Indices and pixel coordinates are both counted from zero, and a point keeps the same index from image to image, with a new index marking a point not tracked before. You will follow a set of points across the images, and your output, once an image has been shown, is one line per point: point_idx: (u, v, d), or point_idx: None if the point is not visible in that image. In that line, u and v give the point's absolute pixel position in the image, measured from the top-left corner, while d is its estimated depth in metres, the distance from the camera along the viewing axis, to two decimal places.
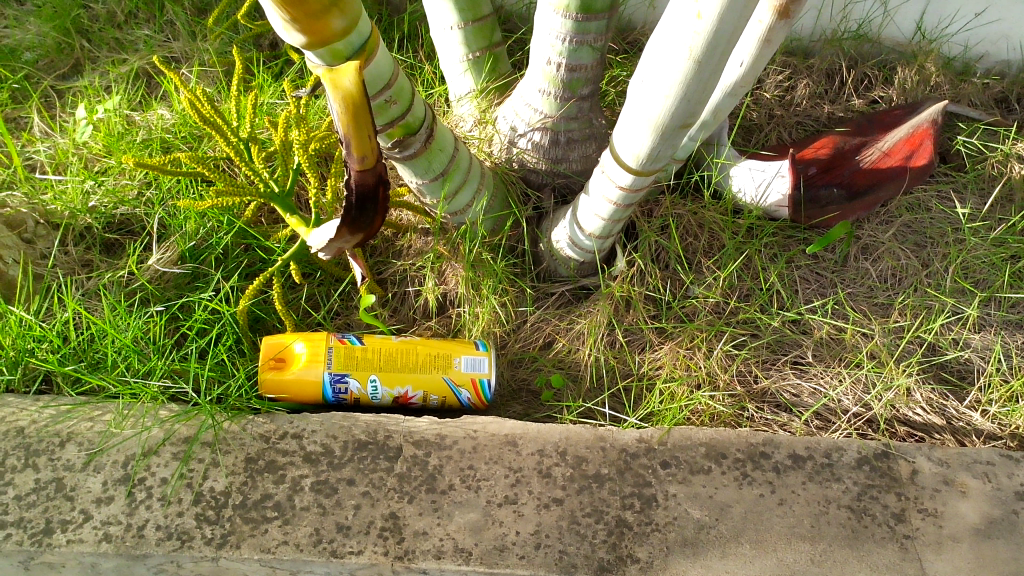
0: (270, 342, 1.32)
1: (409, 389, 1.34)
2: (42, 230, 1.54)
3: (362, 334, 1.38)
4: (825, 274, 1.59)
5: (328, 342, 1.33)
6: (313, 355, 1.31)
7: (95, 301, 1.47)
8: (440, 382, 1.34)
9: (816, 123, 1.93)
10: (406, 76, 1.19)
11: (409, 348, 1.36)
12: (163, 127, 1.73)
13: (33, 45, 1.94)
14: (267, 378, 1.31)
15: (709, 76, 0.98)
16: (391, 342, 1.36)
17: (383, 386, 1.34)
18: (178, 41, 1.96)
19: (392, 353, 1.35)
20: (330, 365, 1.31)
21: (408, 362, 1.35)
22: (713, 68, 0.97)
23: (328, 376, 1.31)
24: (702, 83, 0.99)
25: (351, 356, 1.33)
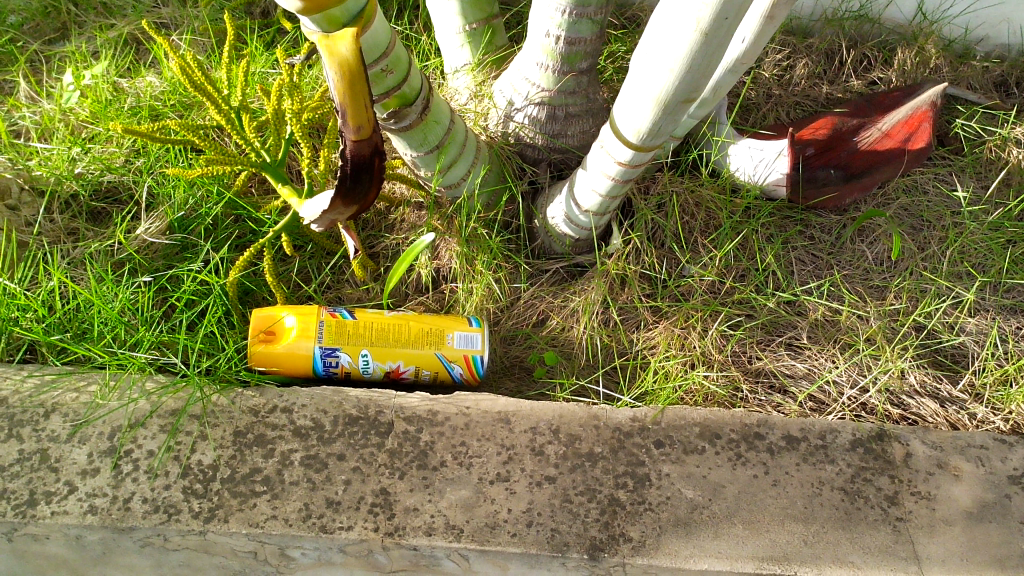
0: (259, 314, 1.30)
1: (400, 364, 1.33)
2: (26, 197, 1.51)
3: (353, 308, 1.36)
4: (820, 256, 1.59)
5: (318, 316, 1.31)
6: (304, 330, 1.29)
7: (81, 271, 1.42)
8: (432, 358, 1.33)
9: (815, 103, 1.92)
10: (402, 46, 1.19)
11: (401, 323, 1.34)
12: (152, 95, 1.69)
13: (18, 8, 1.91)
14: (256, 352, 1.29)
15: (714, 49, 0.97)
16: (383, 317, 1.35)
17: (375, 360, 1.32)
18: (167, 7, 1.93)
19: (385, 329, 1.33)
20: (321, 339, 1.30)
21: (400, 335, 1.33)
22: (720, 41, 0.96)
23: (319, 350, 1.29)
24: (709, 56, 0.98)
25: (343, 330, 1.31)
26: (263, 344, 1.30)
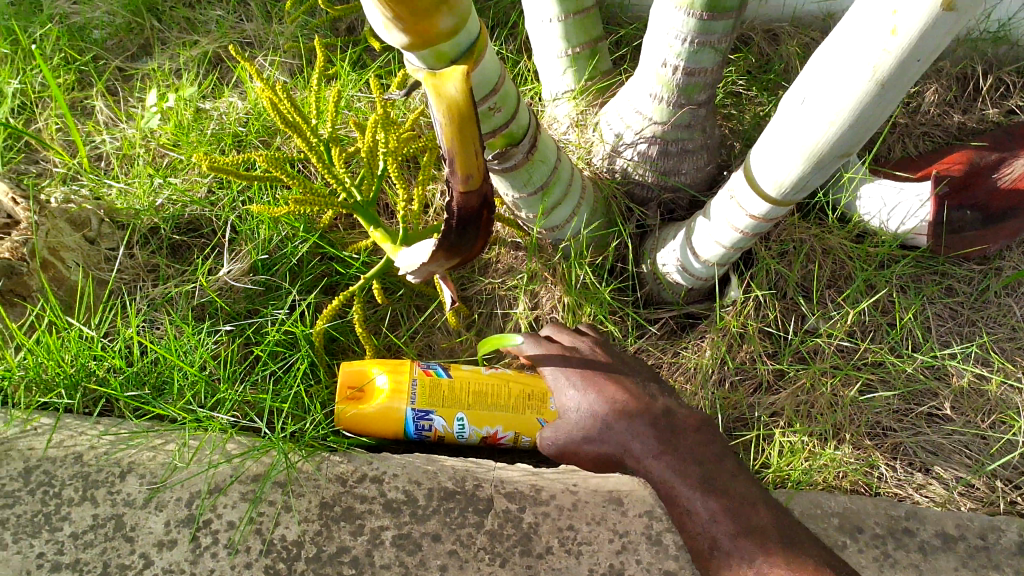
0: (348, 369, 1.19)
1: (498, 429, 1.20)
2: (106, 229, 1.40)
3: (448, 362, 1.24)
4: (962, 311, 1.42)
5: (411, 375, 1.19)
6: (396, 390, 1.18)
7: (160, 315, 1.33)
8: (534, 425, 1.20)
9: (946, 134, 1.75)
10: (511, 80, 1.07)
11: (500, 384, 1.21)
12: (236, 119, 1.61)
13: (102, 23, 1.85)
14: (343, 411, 1.18)
15: (890, 99, 0.83)
16: (481, 376, 1.22)
17: (471, 425, 1.20)
18: (252, 23, 1.86)
19: (483, 391, 1.20)
20: (414, 400, 1.18)
21: (499, 398, 1.20)
22: (898, 89, 0.82)
23: (410, 413, 1.17)
24: (881, 107, 0.84)
25: (438, 391, 1.19)
26: (350, 402, 1.19)
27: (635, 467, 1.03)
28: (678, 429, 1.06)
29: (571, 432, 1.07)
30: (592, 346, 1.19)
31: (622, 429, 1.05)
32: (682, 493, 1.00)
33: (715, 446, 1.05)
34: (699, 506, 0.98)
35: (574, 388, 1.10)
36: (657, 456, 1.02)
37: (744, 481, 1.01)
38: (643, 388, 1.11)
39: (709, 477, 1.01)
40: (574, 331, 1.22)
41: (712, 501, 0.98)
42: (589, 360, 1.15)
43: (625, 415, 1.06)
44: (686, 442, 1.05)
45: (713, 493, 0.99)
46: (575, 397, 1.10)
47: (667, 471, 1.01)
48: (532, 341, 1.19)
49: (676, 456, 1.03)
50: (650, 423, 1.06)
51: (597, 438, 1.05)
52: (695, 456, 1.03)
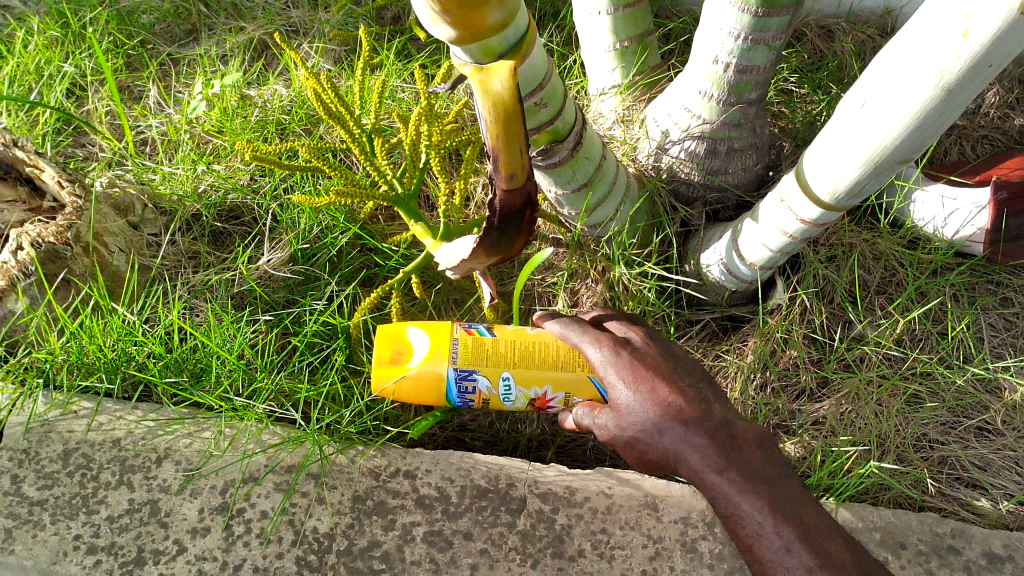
0: (385, 328, 1.11)
1: (547, 390, 1.09)
2: (150, 214, 1.41)
3: (491, 321, 1.14)
4: (1018, 322, 1.36)
5: (452, 335, 1.10)
6: (435, 351, 1.08)
7: (200, 302, 1.34)
8: (588, 385, 1.08)
9: (1006, 137, 1.69)
10: (559, 75, 1.06)
11: (547, 342, 1.10)
12: (280, 106, 1.61)
13: (150, 8, 1.86)
14: (379, 375, 1.09)
15: (956, 106, 0.80)
16: (526, 334, 1.11)
17: (518, 386, 1.09)
18: (298, 9, 1.86)
19: (530, 349, 1.10)
20: (455, 360, 1.08)
21: (547, 356, 1.09)
22: (965, 96, 0.78)
23: (452, 374, 1.08)
24: (946, 112, 0.81)
25: (481, 350, 1.09)
26: (387, 366, 1.10)
27: (689, 475, 0.94)
28: (742, 441, 0.95)
29: (623, 428, 0.97)
30: (643, 337, 1.05)
31: (677, 436, 0.94)
32: (742, 507, 0.91)
33: (777, 461, 0.95)
34: (762, 523, 0.90)
35: (626, 384, 0.98)
36: (715, 466, 0.93)
37: (809, 503, 0.93)
38: (701, 387, 0.99)
39: (774, 491, 0.92)
40: (630, 321, 1.09)
41: (779, 522, 0.89)
42: (642, 354, 1.01)
43: (683, 417, 0.95)
44: (750, 454, 0.94)
45: (780, 515, 0.90)
46: (628, 392, 0.97)
47: (729, 486, 0.92)
48: (575, 327, 1.06)
49: (740, 468, 0.93)
50: (712, 428, 0.95)
51: (652, 438, 0.95)
52: (760, 471, 0.93)
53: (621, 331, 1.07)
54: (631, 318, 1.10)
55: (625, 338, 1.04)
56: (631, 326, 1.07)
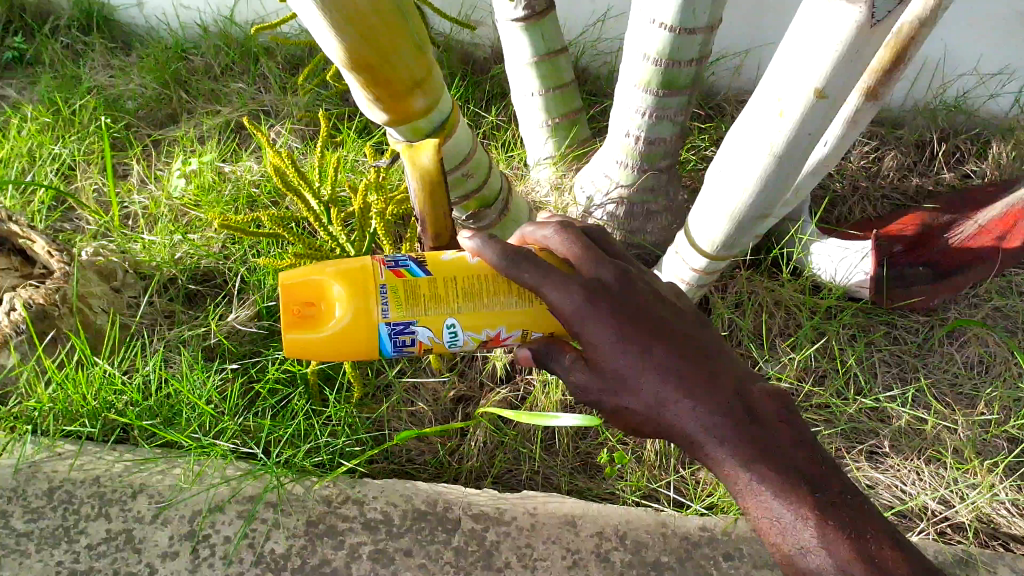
0: (291, 282, 0.94)
1: (500, 331, 0.98)
2: (131, 279, 1.56)
3: (422, 253, 0.99)
4: (905, 358, 1.55)
5: (377, 282, 0.94)
6: (359, 306, 0.94)
7: (174, 354, 1.49)
8: (544, 318, 0.98)
9: (904, 196, 1.88)
10: (483, 150, 1.24)
11: (493, 273, 0.97)
12: (251, 181, 1.79)
13: (134, 95, 2.06)
14: (294, 336, 0.94)
15: (790, 170, 0.98)
16: (466, 266, 0.98)
17: (465, 330, 0.97)
18: (270, 95, 2.06)
19: (473, 288, 0.96)
20: (386, 313, 0.94)
21: (496, 293, 0.97)
22: (795, 162, 0.96)
23: (385, 329, 0.95)
24: (784, 176, 0.99)
25: (415, 294, 0.95)
26: (301, 325, 0.95)
27: (699, 454, 0.86)
28: (761, 413, 0.86)
29: (619, 398, 0.86)
30: (617, 277, 0.89)
31: (683, 409, 0.84)
32: (777, 507, 0.81)
33: (804, 434, 0.86)
34: (802, 524, 0.81)
35: (616, 351, 0.84)
36: (746, 458, 0.83)
37: (848, 482, 0.84)
38: (705, 342, 0.90)
39: (811, 484, 0.82)
40: (580, 242, 0.92)
41: (819, 526, 0.80)
42: (622, 305, 0.86)
43: (690, 387, 0.85)
44: (773, 428, 0.85)
45: (826, 521, 0.80)
46: (621, 360, 0.84)
47: (759, 483, 0.82)
48: (524, 263, 0.86)
49: (767, 455, 0.83)
50: (727, 398, 0.85)
51: (652, 412, 0.85)
52: (786, 452, 0.84)
53: (591, 271, 0.89)
54: (576, 234, 0.94)
55: (595, 278, 0.88)
56: (602, 265, 0.90)
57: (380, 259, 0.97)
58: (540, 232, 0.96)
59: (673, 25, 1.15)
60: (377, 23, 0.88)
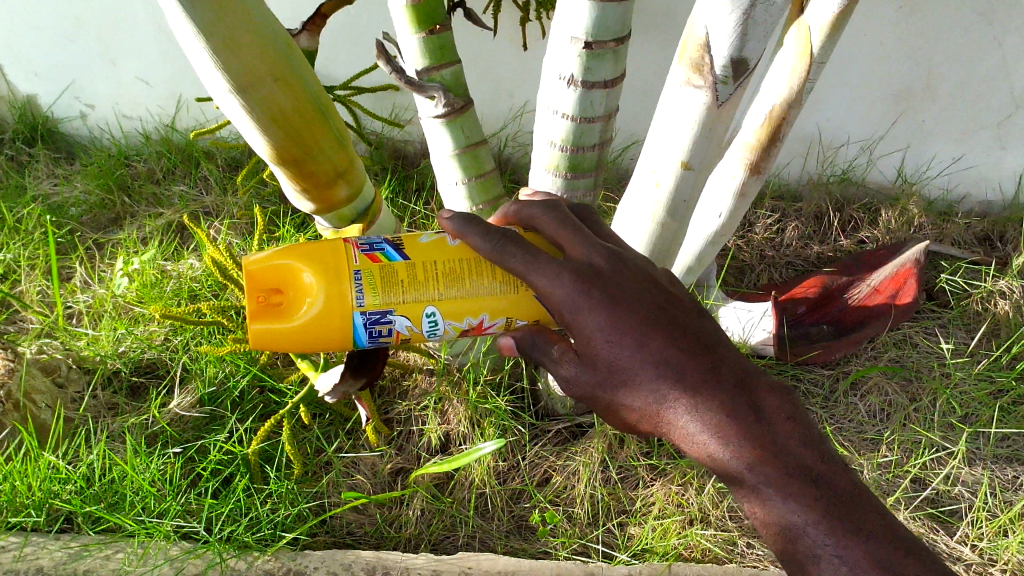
0: (258, 268, 0.91)
1: (484, 319, 0.96)
2: (75, 373, 1.64)
3: (400, 235, 0.96)
4: (815, 410, 1.68)
5: (350, 268, 0.91)
6: (332, 295, 0.90)
7: (118, 443, 1.54)
8: (529, 304, 0.96)
9: (806, 262, 2.04)
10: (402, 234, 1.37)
11: (473, 256, 0.94)
12: (192, 277, 1.87)
13: (78, 202, 2.16)
14: (261, 325, 0.92)
15: (674, 232, 1.13)
16: (447, 249, 0.95)
17: (446, 320, 0.95)
18: (210, 196, 2.17)
19: (455, 272, 0.94)
20: (362, 302, 0.91)
21: (478, 277, 0.94)
22: (678, 226, 1.11)
23: (361, 319, 0.92)
24: (670, 237, 1.13)
25: (392, 280, 0.92)
26: (268, 313, 0.93)
27: (700, 453, 0.88)
28: (767, 410, 0.89)
29: (616, 393, 0.88)
30: (609, 260, 0.88)
31: (687, 409, 0.86)
32: (783, 506, 0.87)
33: (809, 431, 0.89)
34: (808, 525, 0.86)
35: (611, 344, 0.85)
36: (751, 461, 0.87)
37: (851, 478, 0.89)
38: (704, 329, 0.90)
39: (816, 483, 0.87)
40: (567, 222, 0.92)
41: (824, 526, 0.85)
42: (616, 292, 0.86)
43: (691, 386, 0.86)
44: (778, 426, 0.88)
45: (831, 519, 0.85)
46: (617, 354, 0.85)
47: (762, 483, 0.87)
48: (511, 248, 0.87)
49: (773, 456, 0.87)
50: (732, 398, 0.87)
51: (651, 409, 0.87)
52: (791, 451, 0.88)
53: (581, 253, 0.89)
54: (563, 212, 0.94)
55: (586, 263, 0.88)
56: (592, 247, 0.89)
57: (354, 242, 0.94)
58: (526, 209, 0.96)
59: (573, 115, 1.22)
60: (300, 122, 1.00)
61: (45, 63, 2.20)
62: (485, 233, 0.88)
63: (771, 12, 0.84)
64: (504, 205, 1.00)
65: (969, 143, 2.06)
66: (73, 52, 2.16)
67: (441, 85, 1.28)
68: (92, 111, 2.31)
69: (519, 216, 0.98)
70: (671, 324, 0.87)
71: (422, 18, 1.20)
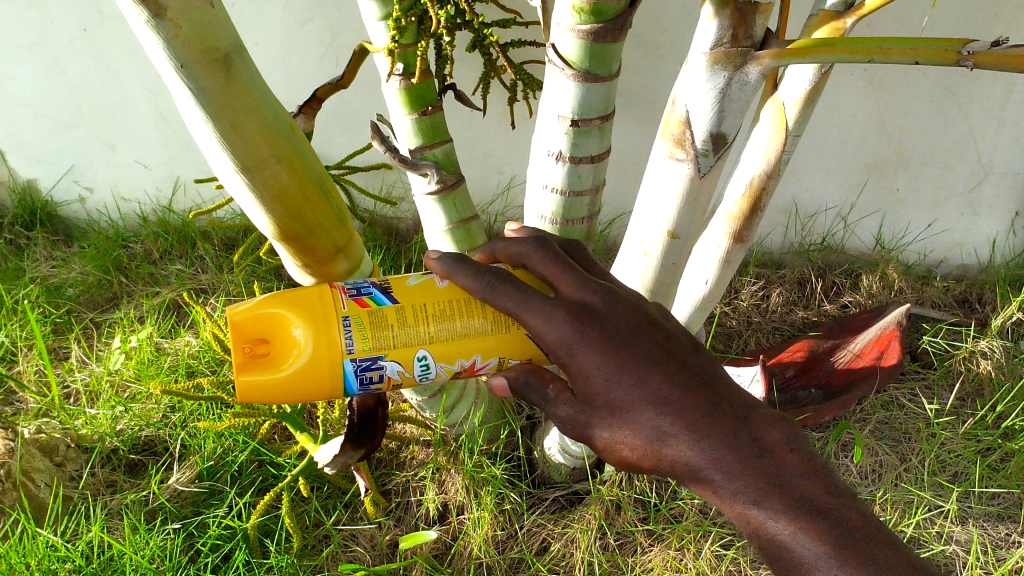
0: (243, 320, 0.92)
1: (476, 359, 0.97)
2: (72, 453, 1.65)
3: (387, 278, 0.97)
4: None
5: (338, 313, 0.92)
6: (320, 342, 0.91)
7: (116, 521, 1.54)
8: (519, 343, 0.97)
9: (792, 327, 2.09)
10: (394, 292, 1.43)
11: (464, 295, 0.96)
12: (189, 353, 1.90)
13: (76, 282, 2.20)
14: (248, 377, 0.92)
15: (666, 292, 1.17)
16: (435, 290, 0.96)
17: (438, 364, 0.96)
18: (206, 274, 2.21)
19: (444, 312, 0.95)
20: (352, 349, 0.92)
21: (468, 316, 0.95)
22: (670, 286, 1.16)
23: (351, 366, 0.92)
24: (662, 295, 1.17)
25: (382, 324, 0.93)
26: (254, 365, 0.92)
27: (706, 490, 0.89)
28: (769, 443, 0.89)
29: (614, 430, 0.89)
30: (602, 297, 0.91)
31: (688, 445, 0.88)
32: (792, 540, 0.86)
33: (812, 464, 0.90)
34: (818, 557, 0.85)
35: (609, 381, 0.87)
36: (756, 493, 0.87)
37: (858, 509, 0.88)
38: (701, 365, 0.92)
39: (824, 516, 0.86)
40: (557, 259, 0.94)
41: (834, 558, 0.84)
42: (609, 330, 0.88)
43: (688, 420, 0.88)
44: (779, 458, 0.89)
45: (841, 550, 0.84)
46: (613, 391, 0.87)
47: (770, 517, 0.86)
48: (503, 287, 0.89)
49: (775, 489, 0.87)
50: (733, 434, 0.89)
51: (652, 446, 0.88)
52: (795, 483, 0.88)
53: (574, 292, 0.91)
54: (552, 249, 0.95)
55: (579, 301, 0.90)
56: (585, 284, 0.91)
57: (341, 288, 0.95)
58: (515, 246, 0.97)
59: (561, 188, 1.28)
60: (301, 200, 1.04)
61: (45, 149, 2.26)
62: (476, 272, 0.90)
63: (745, 89, 0.90)
64: (491, 241, 1.01)
65: (940, 211, 2.15)
66: (73, 138, 2.22)
67: (434, 163, 1.34)
68: (90, 193, 2.37)
69: (507, 253, 0.99)
70: (666, 362, 0.90)
71: (415, 100, 1.27)
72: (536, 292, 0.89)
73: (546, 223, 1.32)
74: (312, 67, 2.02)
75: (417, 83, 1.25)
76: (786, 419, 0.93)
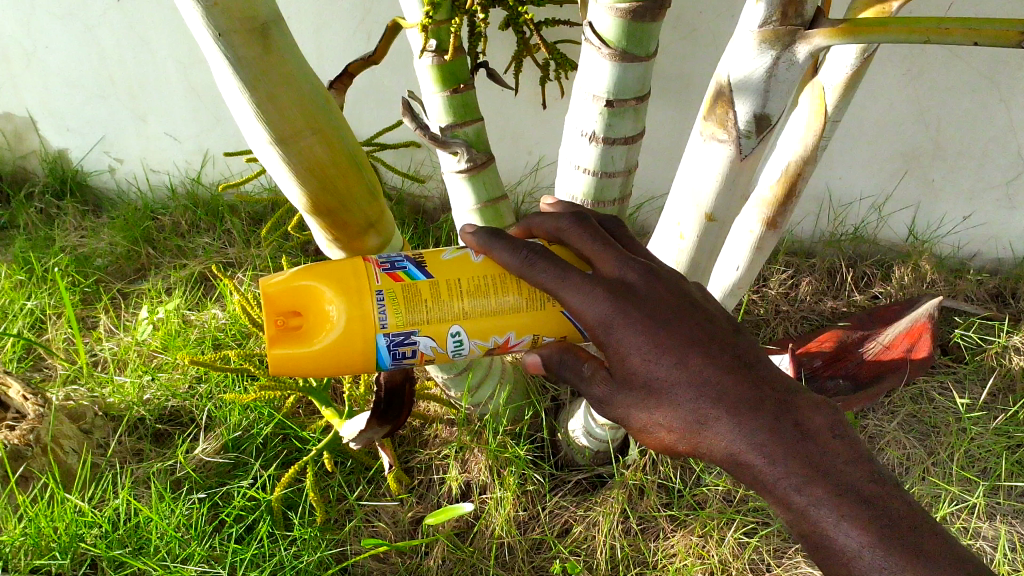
0: (277, 291, 0.91)
1: (509, 336, 0.96)
2: (100, 420, 1.66)
3: (421, 252, 0.96)
4: None
5: (372, 287, 0.91)
6: (354, 316, 0.90)
7: (142, 489, 1.56)
8: (554, 320, 0.96)
9: (821, 317, 2.06)
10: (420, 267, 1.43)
11: (499, 271, 0.95)
12: (216, 325, 1.90)
13: (105, 253, 2.21)
14: (280, 350, 0.91)
15: (701, 275, 1.15)
16: (469, 265, 0.95)
17: (472, 339, 0.95)
18: (234, 247, 2.22)
19: (479, 288, 0.94)
20: (385, 324, 0.91)
21: (503, 293, 0.94)
22: (705, 269, 1.14)
23: (384, 341, 0.92)
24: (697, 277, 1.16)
25: (416, 299, 0.92)
26: (287, 338, 0.92)
27: (745, 475, 0.88)
28: (811, 429, 0.88)
29: (653, 412, 0.88)
30: (642, 276, 0.89)
31: (729, 428, 0.86)
32: (835, 529, 0.84)
33: (853, 451, 0.88)
34: (863, 546, 0.83)
35: (648, 362, 0.86)
36: (798, 480, 0.86)
37: (903, 498, 0.86)
38: (742, 347, 0.91)
39: (868, 505, 0.85)
40: (597, 236, 0.93)
41: (879, 548, 0.82)
42: (650, 310, 0.87)
43: (728, 404, 0.87)
44: (824, 444, 0.87)
45: (886, 541, 0.83)
46: (653, 372, 0.86)
47: (814, 505, 0.85)
48: (541, 264, 0.88)
49: (819, 476, 0.86)
50: (773, 419, 0.87)
51: (692, 428, 0.88)
52: (837, 470, 0.86)
53: (614, 269, 0.90)
54: (590, 225, 0.94)
55: (618, 279, 0.89)
56: (625, 262, 0.90)
57: (374, 261, 0.94)
58: (552, 222, 0.96)
59: (594, 169, 1.26)
60: (335, 174, 1.04)
61: (76, 119, 2.27)
62: (514, 247, 0.89)
63: (794, 69, 0.88)
64: (526, 217, 1.00)
65: (977, 203, 2.11)
66: (104, 108, 2.23)
67: (464, 141, 1.33)
68: (120, 164, 2.38)
69: (544, 229, 0.98)
70: (706, 343, 0.88)
71: (447, 77, 1.25)
72: (574, 268, 0.88)
73: (577, 204, 1.31)
74: (344, 42, 2.01)
75: (450, 60, 1.23)
76: (827, 405, 0.91)
